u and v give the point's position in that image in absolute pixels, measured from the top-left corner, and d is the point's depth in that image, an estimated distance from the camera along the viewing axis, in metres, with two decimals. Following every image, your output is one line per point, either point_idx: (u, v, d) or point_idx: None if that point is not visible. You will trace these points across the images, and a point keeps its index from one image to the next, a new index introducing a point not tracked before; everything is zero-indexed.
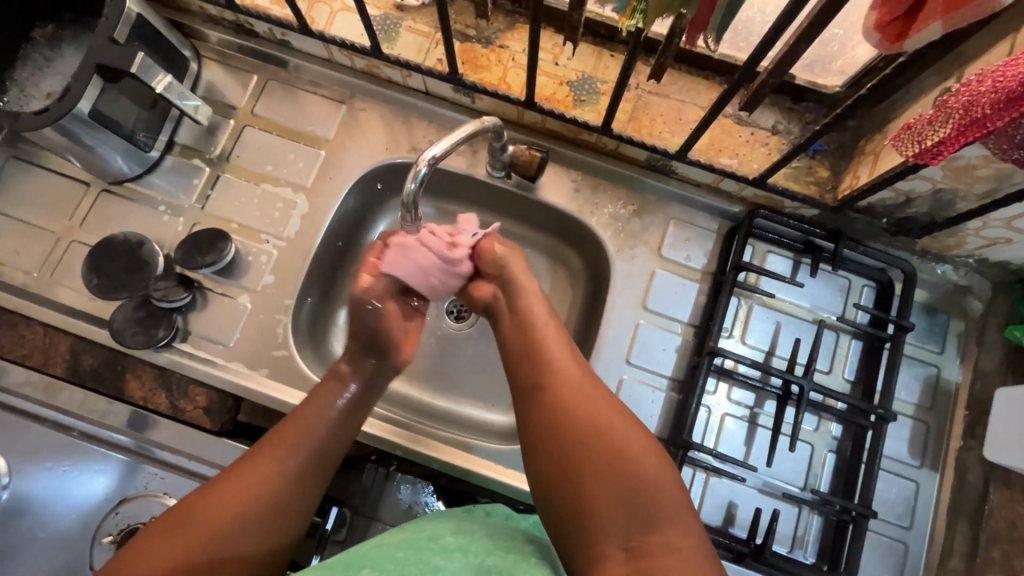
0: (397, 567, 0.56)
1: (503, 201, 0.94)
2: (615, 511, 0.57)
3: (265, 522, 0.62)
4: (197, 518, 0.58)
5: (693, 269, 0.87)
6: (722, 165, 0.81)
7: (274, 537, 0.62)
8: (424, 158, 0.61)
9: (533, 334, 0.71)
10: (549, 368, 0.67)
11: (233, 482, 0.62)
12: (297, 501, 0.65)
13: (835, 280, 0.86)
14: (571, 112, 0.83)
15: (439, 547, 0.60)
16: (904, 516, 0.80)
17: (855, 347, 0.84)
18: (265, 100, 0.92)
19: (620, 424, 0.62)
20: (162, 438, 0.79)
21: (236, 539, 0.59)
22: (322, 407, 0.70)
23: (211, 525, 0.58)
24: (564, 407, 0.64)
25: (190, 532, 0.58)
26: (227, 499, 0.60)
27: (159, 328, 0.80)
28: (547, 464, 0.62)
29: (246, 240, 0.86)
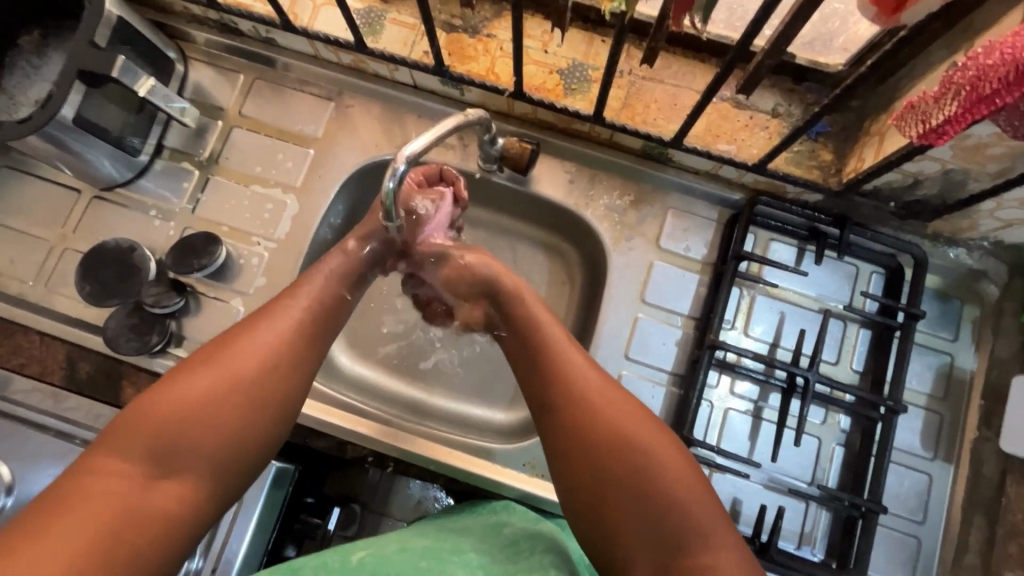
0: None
1: (496, 194, 0.92)
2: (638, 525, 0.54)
3: (270, 380, 0.58)
4: (198, 376, 0.56)
5: (693, 260, 0.84)
6: (720, 151, 0.78)
7: (280, 391, 0.59)
8: (401, 155, 0.59)
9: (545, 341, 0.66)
10: (562, 375, 0.63)
11: (229, 359, 0.58)
12: (304, 362, 0.62)
13: (841, 267, 0.83)
14: (561, 101, 0.80)
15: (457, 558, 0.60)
16: (917, 510, 0.77)
17: (864, 337, 0.81)
18: (252, 100, 0.91)
19: (641, 435, 0.58)
20: None
21: (242, 397, 0.56)
22: (314, 281, 0.67)
23: (218, 383, 0.56)
24: (581, 416, 0.60)
25: (194, 389, 0.55)
26: (226, 359, 0.58)
27: (153, 334, 0.79)
28: (567, 479, 0.59)
29: (237, 243, 0.86)
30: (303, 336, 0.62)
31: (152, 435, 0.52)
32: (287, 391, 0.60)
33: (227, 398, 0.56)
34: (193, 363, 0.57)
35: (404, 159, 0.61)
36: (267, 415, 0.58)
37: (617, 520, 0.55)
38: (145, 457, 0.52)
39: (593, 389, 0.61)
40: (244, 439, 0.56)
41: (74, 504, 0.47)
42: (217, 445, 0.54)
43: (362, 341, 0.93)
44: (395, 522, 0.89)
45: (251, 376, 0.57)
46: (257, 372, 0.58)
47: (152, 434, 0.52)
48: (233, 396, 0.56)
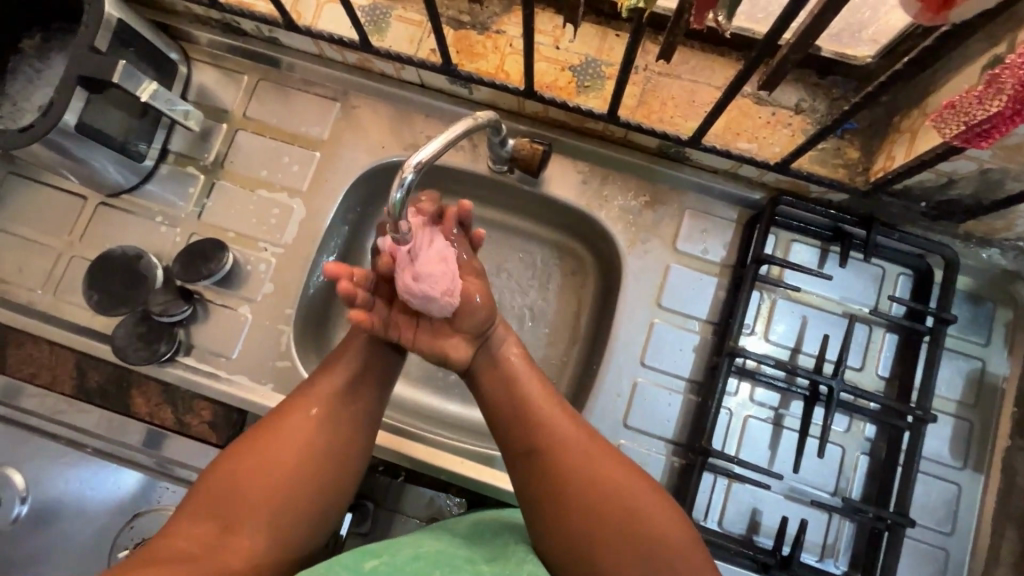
0: None
1: (506, 196, 0.89)
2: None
3: (327, 443, 0.63)
4: (265, 442, 0.62)
5: (711, 263, 0.81)
6: (741, 150, 0.75)
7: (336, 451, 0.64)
8: (408, 165, 0.56)
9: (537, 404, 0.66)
10: (558, 441, 0.64)
11: (280, 428, 0.63)
12: (351, 424, 0.66)
13: (867, 269, 0.79)
14: (574, 100, 0.77)
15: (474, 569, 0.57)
16: (945, 521, 0.75)
17: (890, 341, 0.78)
18: (256, 102, 0.89)
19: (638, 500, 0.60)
20: (172, 452, 0.79)
21: (302, 463, 0.62)
22: (353, 344, 0.69)
23: (267, 452, 0.61)
24: (568, 485, 0.61)
25: (259, 456, 0.61)
26: (288, 429, 0.63)
27: (161, 343, 0.78)
28: (573, 538, 0.60)
29: (244, 249, 0.84)
30: (350, 397, 0.67)
31: (219, 497, 0.59)
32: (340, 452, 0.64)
33: (288, 463, 0.61)
34: (260, 431, 0.62)
35: (412, 169, 0.58)
36: (324, 473, 0.62)
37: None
38: (216, 514, 0.58)
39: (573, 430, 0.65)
40: (303, 499, 0.61)
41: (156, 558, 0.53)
42: (276, 506, 0.59)
43: None
44: (409, 519, 0.84)
45: (300, 444, 0.62)
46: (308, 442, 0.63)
47: (220, 497, 0.59)
48: (292, 463, 0.61)
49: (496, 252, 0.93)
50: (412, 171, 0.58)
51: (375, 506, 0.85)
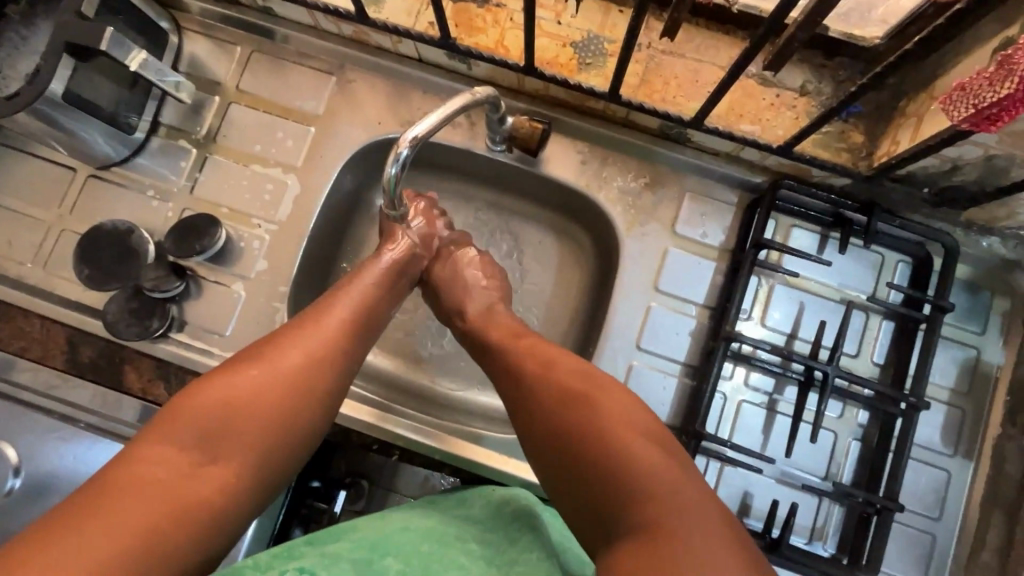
0: (422, 564, 0.54)
1: (504, 175, 0.88)
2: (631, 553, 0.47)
3: (312, 377, 0.59)
4: (249, 370, 0.56)
5: (710, 247, 0.81)
6: (744, 132, 0.73)
7: (326, 386, 0.59)
8: (404, 141, 0.55)
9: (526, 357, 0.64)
10: (542, 381, 0.60)
11: (277, 356, 0.58)
12: (343, 362, 0.62)
13: (866, 255, 0.79)
14: (575, 78, 0.75)
15: (459, 545, 0.57)
16: (933, 506, 0.76)
17: (886, 328, 0.78)
18: (250, 74, 0.87)
19: (625, 431, 0.53)
20: None
21: (292, 394, 0.57)
22: (351, 288, 0.68)
23: (253, 381, 0.55)
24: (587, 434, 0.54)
25: (241, 382, 0.55)
26: (277, 357, 0.58)
27: (153, 319, 0.78)
28: (583, 487, 0.52)
29: (237, 225, 0.83)
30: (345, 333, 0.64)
31: (200, 420, 0.52)
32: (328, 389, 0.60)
33: (274, 392, 0.56)
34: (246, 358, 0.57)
35: (409, 144, 0.57)
36: (313, 413, 0.58)
37: (624, 535, 0.49)
38: (195, 443, 0.51)
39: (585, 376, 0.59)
40: (293, 432, 0.56)
41: (127, 485, 0.46)
42: (260, 440, 0.53)
43: None
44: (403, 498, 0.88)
45: (294, 377, 0.57)
46: (303, 369, 0.58)
47: (200, 419, 0.52)
48: (278, 393, 0.56)
49: (493, 232, 0.92)
50: (409, 146, 0.57)
51: (371, 485, 0.88)
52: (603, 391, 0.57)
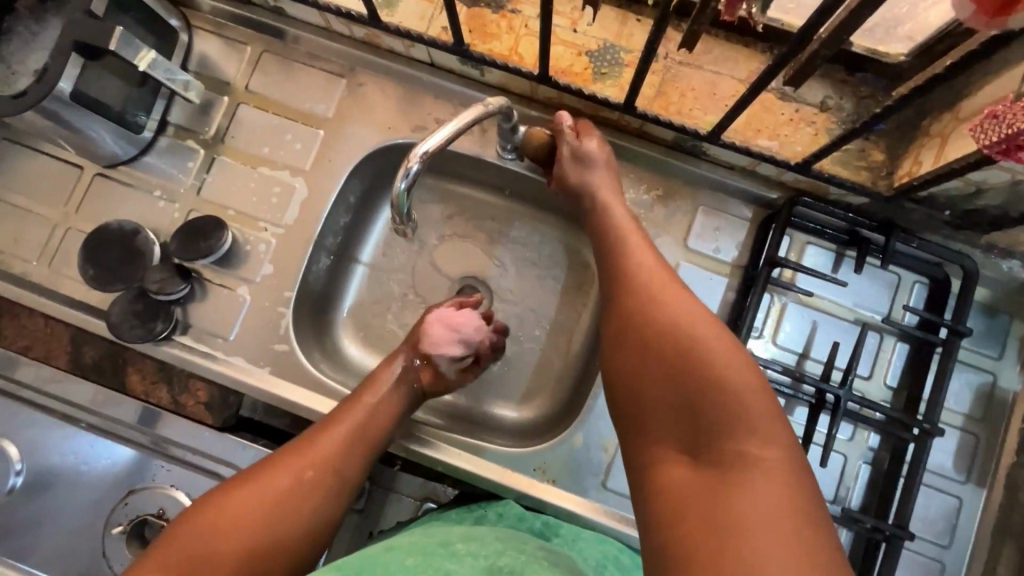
0: (407, 570, 0.54)
1: (514, 183, 0.87)
2: (708, 507, 0.45)
3: (315, 498, 0.61)
4: (260, 484, 0.59)
5: (722, 263, 0.79)
6: (761, 147, 0.72)
7: (326, 507, 0.61)
8: (415, 155, 0.54)
9: (638, 278, 0.61)
10: (654, 308, 0.57)
11: (274, 475, 0.60)
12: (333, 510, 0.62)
13: (882, 275, 0.77)
14: (590, 87, 0.74)
15: (451, 553, 0.58)
16: (943, 534, 0.74)
17: (900, 351, 0.77)
18: (259, 74, 0.85)
19: (746, 380, 0.50)
20: (167, 430, 0.78)
21: (292, 513, 0.59)
22: (366, 395, 0.71)
23: (264, 498, 0.58)
24: (642, 322, 0.57)
25: (248, 499, 0.58)
26: (284, 471, 0.61)
27: (157, 322, 0.77)
28: (631, 366, 0.56)
29: (243, 228, 0.82)
30: (350, 448, 0.66)
31: (188, 548, 0.53)
32: (327, 510, 0.62)
33: (281, 512, 0.58)
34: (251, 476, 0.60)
35: (419, 159, 0.56)
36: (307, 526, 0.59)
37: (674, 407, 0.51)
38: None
39: (647, 269, 0.62)
40: (295, 553, 0.58)
41: None
42: (263, 563, 0.55)
43: (371, 331, 0.90)
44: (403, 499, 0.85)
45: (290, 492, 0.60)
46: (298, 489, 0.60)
47: (189, 548, 0.53)
48: (281, 513, 0.58)
49: (501, 240, 0.91)
50: (419, 160, 0.56)
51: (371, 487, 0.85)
52: (665, 284, 0.60)
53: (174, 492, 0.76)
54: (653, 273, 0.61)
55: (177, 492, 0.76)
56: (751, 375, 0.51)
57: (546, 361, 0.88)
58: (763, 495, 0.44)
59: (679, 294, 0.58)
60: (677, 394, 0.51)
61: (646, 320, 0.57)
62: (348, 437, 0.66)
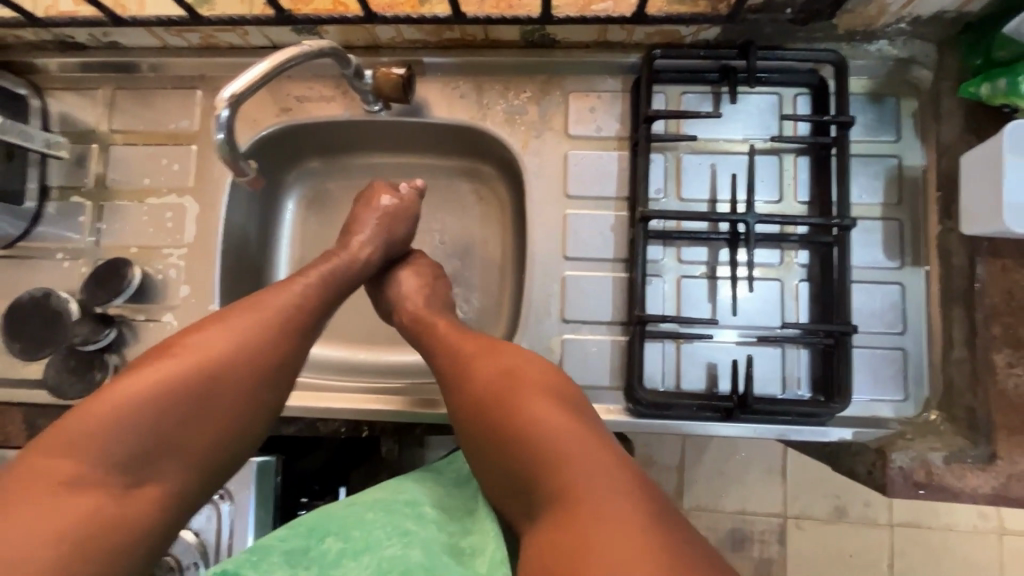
0: (365, 535, 0.62)
1: (397, 134, 0.87)
2: (554, 503, 0.52)
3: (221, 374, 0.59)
4: (144, 380, 0.56)
5: (607, 139, 0.79)
6: (597, 11, 0.72)
7: (254, 376, 0.61)
8: (219, 97, 0.55)
9: (480, 380, 0.62)
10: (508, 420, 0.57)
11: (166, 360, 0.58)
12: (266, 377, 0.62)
13: (761, 98, 0.77)
14: (419, 11, 0.74)
15: (417, 515, 0.64)
16: (895, 322, 0.74)
17: (803, 164, 0.77)
18: (119, 112, 0.86)
19: (595, 457, 0.53)
20: None
21: (185, 411, 0.56)
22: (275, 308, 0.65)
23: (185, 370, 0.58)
24: (500, 431, 0.57)
25: (140, 381, 0.56)
26: (170, 367, 0.57)
27: (96, 371, 0.79)
28: (491, 445, 0.58)
29: (150, 261, 0.83)
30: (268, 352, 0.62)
31: (83, 433, 0.53)
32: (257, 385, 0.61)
33: (178, 402, 0.56)
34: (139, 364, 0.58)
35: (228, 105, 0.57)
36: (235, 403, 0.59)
37: (518, 450, 0.56)
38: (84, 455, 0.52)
39: (496, 367, 0.62)
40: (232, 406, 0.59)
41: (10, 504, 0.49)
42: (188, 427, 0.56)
43: None
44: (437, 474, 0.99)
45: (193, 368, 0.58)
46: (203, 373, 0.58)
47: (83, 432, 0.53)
48: (174, 393, 0.56)
49: None
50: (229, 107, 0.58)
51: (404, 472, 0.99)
52: (505, 376, 0.61)
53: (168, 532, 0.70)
54: (497, 365, 0.62)
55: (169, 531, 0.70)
56: (596, 448, 0.54)
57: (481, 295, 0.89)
58: (607, 500, 0.50)
59: (547, 384, 0.59)
60: (532, 491, 0.54)
61: (500, 432, 0.57)
62: (282, 307, 0.66)
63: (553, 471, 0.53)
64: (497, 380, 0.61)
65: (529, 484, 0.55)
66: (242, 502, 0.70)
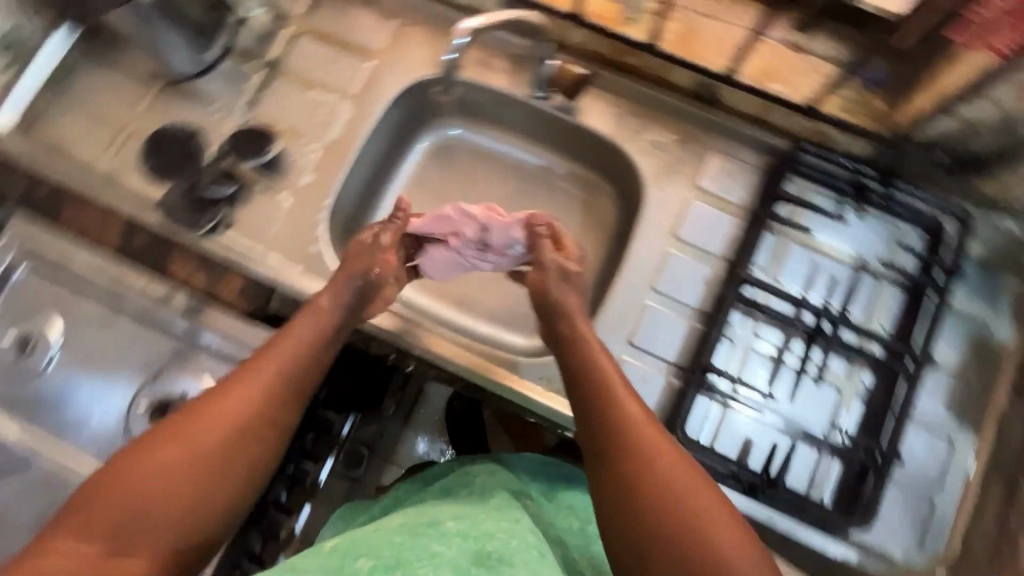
0: (392, 553, 0.52)
1: (542, 125, 0.93)
2: (667, 558, 0.52)
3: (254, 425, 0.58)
4: (165, 445, 0.54)
5: (730, 203, 0.84)
6: (771, 90, 0.81)
7: (270, 409, 0.60)
8: None
9: (625, 416, 0.60)
10: (655, 468, 0.56)
11: (195, 419, 0.57)
12: (290, 403, 0.62)
13: (882, 224, 0.82)
14: (619, 29, 0.83)
15: (437, 531, 0.56)
16: (934, 474, 0.76)
17: (896, 298, 0.80)
18: (320, 11, 0.95)
19: (731, 541, 0.52)
20: (142, 332, 0.80)
21: (206, 483, 0.54)
22: (325, 296, 0.71)
23: (211, 418, 0.57)
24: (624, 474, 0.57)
25: (188, 430, 0.55)
26: (199, 427, 0.56)
27: (204, 214, 0.85)
28: (623, 482, 0.56)
29: (290, 142, 0.90)
30: (273, 421, 0.60)
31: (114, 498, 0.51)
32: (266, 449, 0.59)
33: (195, 450, 0.55)
34: (172, 422, 0.56)
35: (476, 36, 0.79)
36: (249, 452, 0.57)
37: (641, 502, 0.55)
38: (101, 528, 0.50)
39: (632, 408, 0.61)
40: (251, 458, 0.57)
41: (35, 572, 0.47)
42: (212, 481, 0.54)
43: None
44: (397, 469, 1.03)
45: (218, 418, 0.57)
46: (223, 443, 0.56)
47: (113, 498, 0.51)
48: (213, 450, 0.55)
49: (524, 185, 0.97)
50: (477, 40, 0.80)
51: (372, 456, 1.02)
52: (643, 422, 0.60)
53: (195, 374, 0.78)
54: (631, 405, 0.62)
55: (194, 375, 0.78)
56: (732, 529, 0.53)
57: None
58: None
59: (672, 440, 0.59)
60: (655, 542, 0.53)
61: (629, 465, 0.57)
62: (306, 344, 0.66)
63: (705, 539, 0.51)
64: (638, 424, 0.60)
65: (656, 539, 0.53)
66: None
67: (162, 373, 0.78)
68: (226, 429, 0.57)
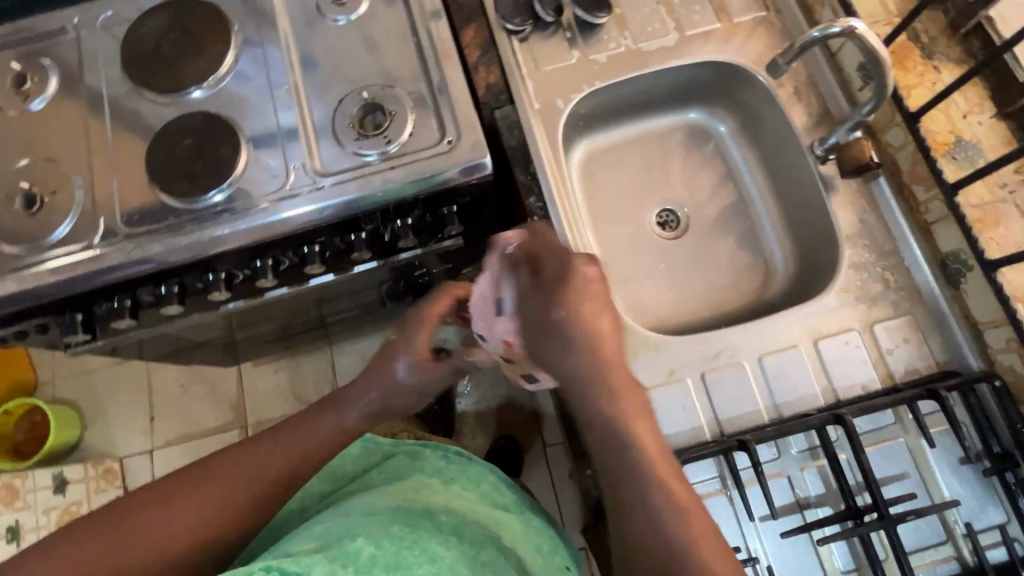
0: (390, 544, 0.52)
1: (794, 180, 0.96)
2: None
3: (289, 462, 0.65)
4: (202, 488, 0.61)
5: (884, 363, 0.81)
6: (1016, 311, 0.75)
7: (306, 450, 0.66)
8: (853, 21, 0.73)
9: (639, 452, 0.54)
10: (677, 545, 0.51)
11: (222, 471, 0.62)
12: (338, 420, 0.69)
13: (994, 500, 0.75)
14: (939, 157, 0.81)
15: (432, 525, 0.58)
16: None
17: (945, 564, 0.74)
18: None
19: None
20: (404, 49, 0.96)
21: (237, 482, 0.62)
22: (342, 410, 0.70)
23: (244, 467, 0.63)
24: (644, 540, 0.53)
25: (213, 485, 0.61)
26: (224, 482, 0.62)
27: (519, 18, 0.95)
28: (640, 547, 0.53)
29: (612, 24, 0.97)
30: (328, 440, 0.69)
31: (87, 532, 0.57)
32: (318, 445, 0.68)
33: (227, 489, 0.61)
34: (208, 466, 0.63)
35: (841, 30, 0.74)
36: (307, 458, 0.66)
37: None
38: (127, 543, 0.56)
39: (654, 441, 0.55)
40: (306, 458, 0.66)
41: (105, 529, 0.57)
42: (230, 515, 0.61)
43: (602, 165, 1.08)
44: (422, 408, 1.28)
45: (251, 470, 0.63)
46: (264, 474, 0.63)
47: (89, 531, 0.57)
48: (238, 496, 0.62)
49: (731, 211, 1.05)
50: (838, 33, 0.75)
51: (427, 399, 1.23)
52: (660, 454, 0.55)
53: (405, 104, 0.94)
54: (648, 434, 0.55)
55: (404, 103, 0.94)
56: None
57: (674, 291, 1.02)
58: None
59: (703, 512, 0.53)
60: None
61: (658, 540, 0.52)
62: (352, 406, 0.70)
63: None
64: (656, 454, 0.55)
65: None
66: (459, 154, 0.90)
67: (388, 87, 0.94)
68: (265, 474, 0.64)
